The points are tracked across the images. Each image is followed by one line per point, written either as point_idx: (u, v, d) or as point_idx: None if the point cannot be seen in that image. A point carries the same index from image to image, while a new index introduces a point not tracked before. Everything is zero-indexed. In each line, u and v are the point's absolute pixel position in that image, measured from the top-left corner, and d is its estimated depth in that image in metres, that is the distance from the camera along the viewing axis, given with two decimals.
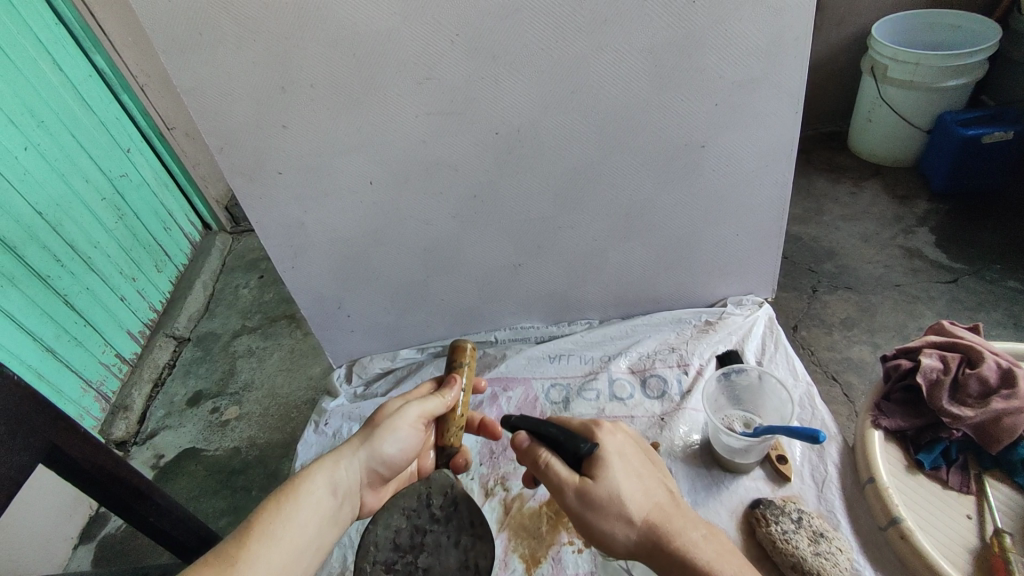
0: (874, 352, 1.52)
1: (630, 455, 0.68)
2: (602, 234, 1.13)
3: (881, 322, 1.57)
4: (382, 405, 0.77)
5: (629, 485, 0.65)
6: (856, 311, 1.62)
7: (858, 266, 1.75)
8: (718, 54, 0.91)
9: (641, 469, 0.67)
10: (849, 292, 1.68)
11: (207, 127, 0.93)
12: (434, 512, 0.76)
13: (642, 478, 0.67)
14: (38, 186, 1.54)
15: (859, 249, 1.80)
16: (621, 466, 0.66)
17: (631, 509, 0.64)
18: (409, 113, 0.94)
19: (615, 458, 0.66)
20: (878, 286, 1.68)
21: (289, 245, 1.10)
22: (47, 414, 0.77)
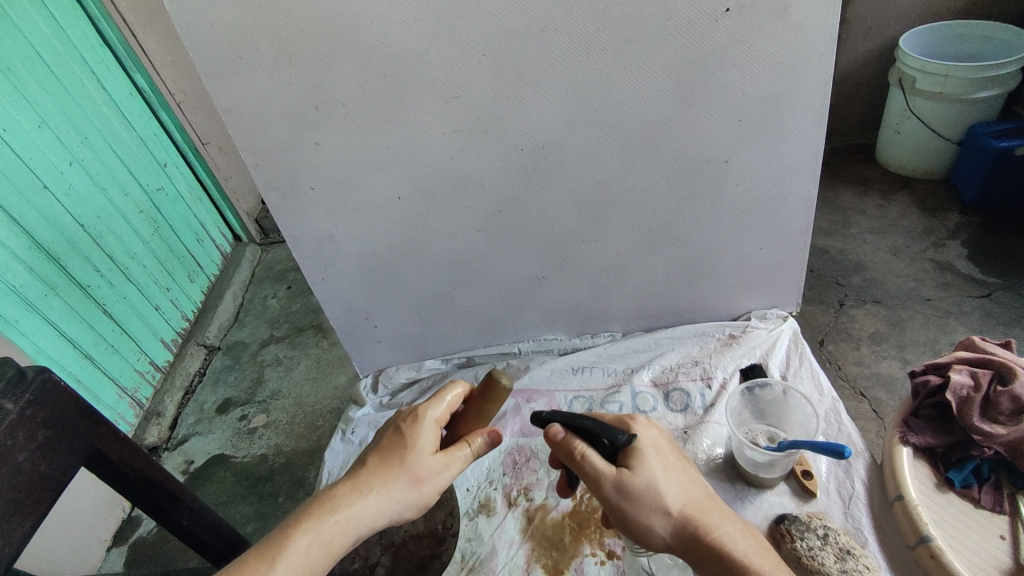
0: (904, 368, 1.49)
1: (665, 448, 0.70)
2: (626, 248, 1.14)
3: (911, 337, 1.55)
4: (423, 460, 0.67)
5: (666, 476, 0.67)
6: (885, 326, 1.60)
7: (886, 279, 1.73)
8: (740, 70, 0.93)
9: (677, 461, 0.69)
10: (878, 306, 1.66)
11: (244, 145, 0.97)
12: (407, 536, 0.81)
13: (677, 471, 0.68)
14: (80, 198, 1.62)
15: (888, 263, 1.78)
16: (657, 457, 0.68)
17: (669, 499, 0.66)
18: (437, 130, 0.97)
19: (650, 450, 0.68)
20: (908, 300, 1.65)
21: (319, 257, 1.13)
22: (87, 419, 0.83)
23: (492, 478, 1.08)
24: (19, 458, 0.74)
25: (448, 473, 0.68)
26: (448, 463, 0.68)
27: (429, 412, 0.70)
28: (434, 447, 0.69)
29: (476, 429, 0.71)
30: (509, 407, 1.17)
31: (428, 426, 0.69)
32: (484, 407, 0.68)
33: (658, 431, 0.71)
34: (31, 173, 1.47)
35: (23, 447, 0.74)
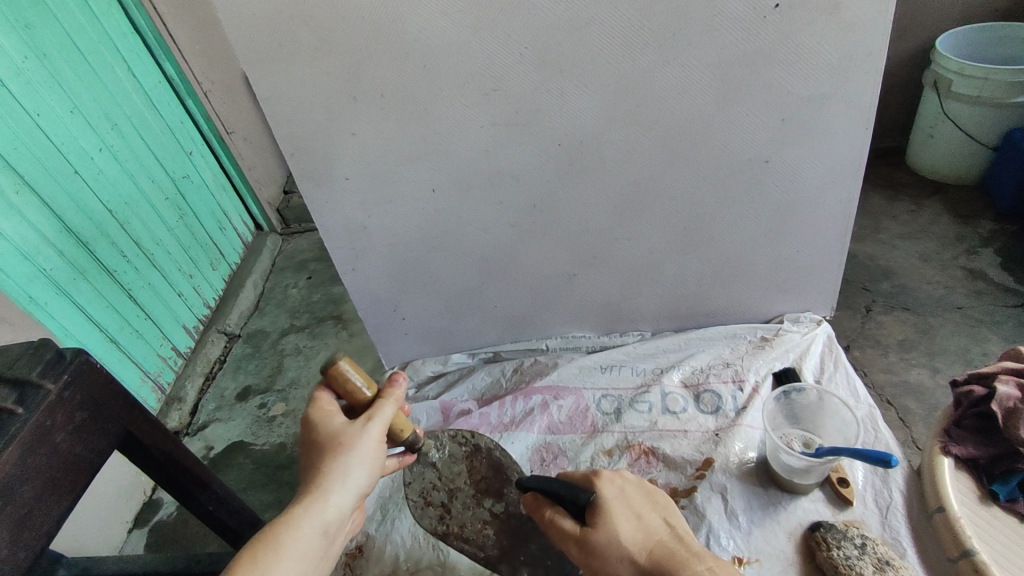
0: (934, 376, 1.46)
1: (632, 499, 0.78)
2: (659, 246, 1.13)
3: (941, 346, 1.52)
4: (342, 431, 0.70)
5: (628, 525, 0.75)
6: (914, 333, 1.57)
7: (916, 286, 1.69)
8: (787, 68, 0.90)
9: (644, 511, 0.77)
10: (907, 313, 1.63)
11: (281, 134, 0.97)
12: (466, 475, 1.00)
13: (641, 517, 0.76)
14: (109, 184, 1.63)
15: (918, 269, 1.74)
16: (620, 508, 0.77)
17: (631, 547, 0.73)
18: (475, 123, 0.96)
19: (614, 501, 0.77)
20: (938, 308, 1.62)
21: (350, 247, 1.13)
22: (122, 403, 0.87)
23: None
24: (58, 439, 0.77)
25: (371, 431, 0.70)
26: (366, 423, 0.70)
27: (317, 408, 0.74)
28: (347, 421, 0.71)
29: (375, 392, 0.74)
30: (536, 403, 1.15)
31: (321, 414, 0.72)
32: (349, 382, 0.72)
33: (624, 484, 0.80)
34: (63, 158, 1.49)
35: (60, 428, 0.78)
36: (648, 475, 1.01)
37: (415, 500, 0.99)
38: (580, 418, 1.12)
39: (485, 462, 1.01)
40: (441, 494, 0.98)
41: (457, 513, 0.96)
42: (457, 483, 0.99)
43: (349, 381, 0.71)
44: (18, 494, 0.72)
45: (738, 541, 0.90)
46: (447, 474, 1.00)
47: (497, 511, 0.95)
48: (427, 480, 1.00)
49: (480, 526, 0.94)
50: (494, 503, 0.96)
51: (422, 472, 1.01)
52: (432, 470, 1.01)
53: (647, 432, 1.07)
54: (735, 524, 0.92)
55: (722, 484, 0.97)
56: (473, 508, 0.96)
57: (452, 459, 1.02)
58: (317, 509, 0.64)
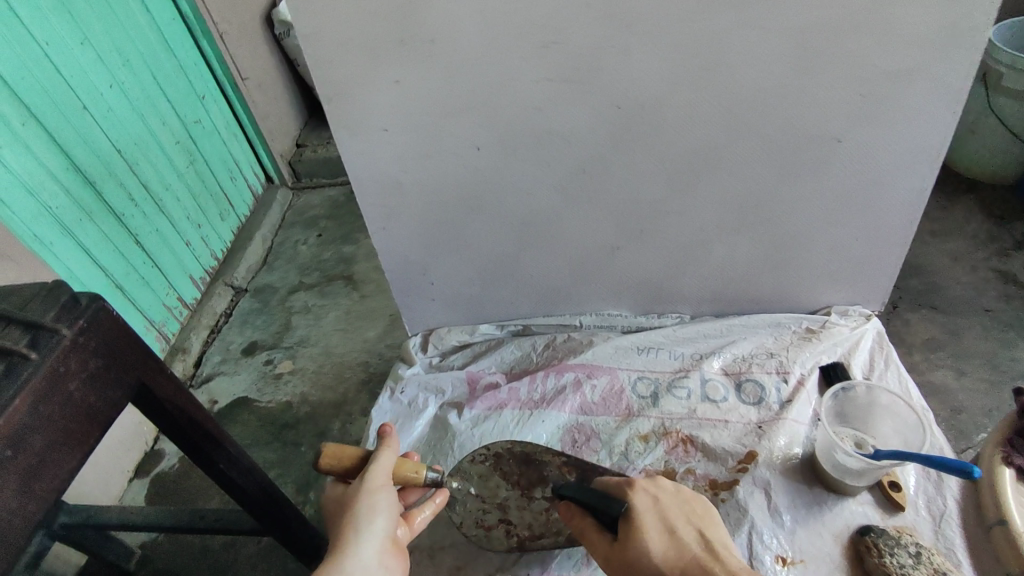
0: (959, 378, 1.42)
1: (667, 511, 0.73)
2: (711, 225, 1.06)
3: (969, 348, 1.47)
4: (345, 493, 0.73)
5: (660, 540, 0.70)
6: (941, 333, 1.52)
7: (945, 285, 1.63)
8: (881, 40, 0.81)
9: (679, 525, 0.72)
10: (934, 312, 1.57)
11: (317, 76, 0.88)
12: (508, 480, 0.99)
13: (675, 532, 0.71)
14: (119, 123, 1.55)
15: (948, 267, 1.68)
16: (654, 521, 0.72)
17: (662, 565, 0.69)
18: (529, 78, 0.88)
19: (646, 513, 0.73)
20: (967, 309, 1.56)
21: (382, 205, 1.06)
22: (139, 353, 0.81)
23: None
24: (71, 388, 0.71)
25: (369, 483, 0.73)
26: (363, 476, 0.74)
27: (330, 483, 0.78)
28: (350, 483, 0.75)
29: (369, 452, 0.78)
30: (568, 381, 1.10)
31: (332, 486, 0.77)
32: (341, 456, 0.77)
33: (659, 493, 0.75)
34: (71, 92, 1.40)
35: (74, 376, 0.71)
36: (687, 465, 0.97)
37: (473, 530, 0.95)
38: (615, 400, 1.07)
39: (517, 461, 1.00)
40: (495, 511, 0.96)
41: (517, 518, 0.95)
42: (502, 495, 0.98)
43: (339, 455, 0.77)
44: (29, 444, 0.66)
45: (782, 540, 0.87)
46: (488, 493, 0.98)
47: (550, 495, 0.96)
48: (472, 509, 0.97)
49: (544, 516, 0.95)
50: (544, 489, 0.97)
51: (464, 504, 0.97)
52: (473, 497, 0.98)
53: (685, 420, 1.02)
54: (779, 522, 0.88)
55: (766, 479, 0.93)
56: (527, 507, 0.96)
57: (484, 476, 1.00)
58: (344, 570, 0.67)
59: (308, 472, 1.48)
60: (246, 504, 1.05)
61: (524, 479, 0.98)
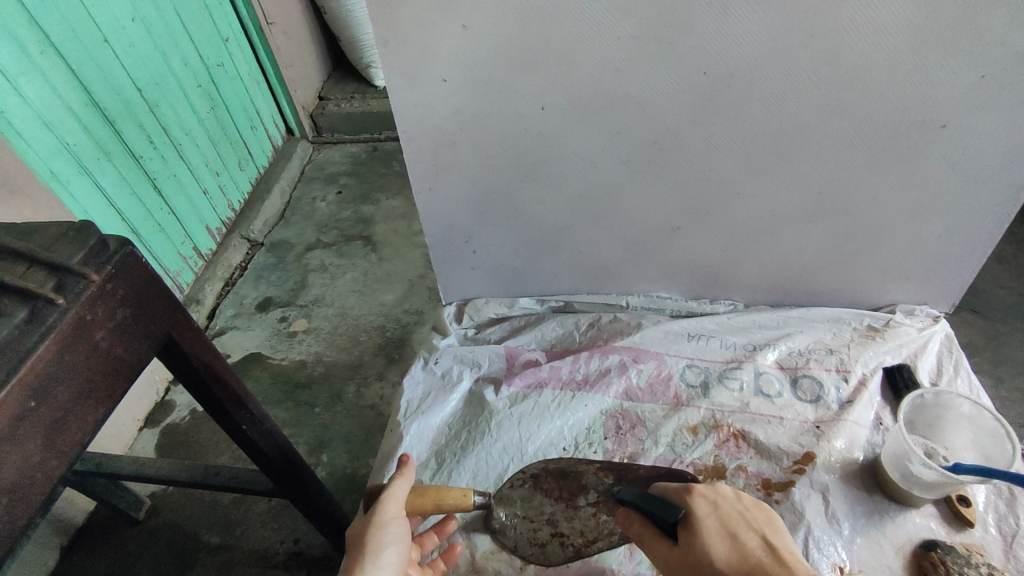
0: (997, 387, 1.36)
1: (729, 518, 0.65)
2: (783, 209, 0.99)
3: (1010, 355, 1.41)
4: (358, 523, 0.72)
5: (721, 546, 0.62)
6: (982, 337, 1.46)
7: (988, 288, 1.56)
8: (1014, 14, 0.73)
9: (742, 531, 0.64)
10: (974, 315, 1.50)
11: (377, 14, 0.80)
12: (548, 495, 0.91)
13: (738, 539, 0.63)
14: (140, 60, 1.46)
15: (991, 269, 1.61)
16: (715, 528, 0.64)
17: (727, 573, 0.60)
18: (611, 33, 0.79)
19: (705, 519, 0.65)
20: (1009, 315, 1.49)
21: (431, 163, 0.99)
22: (166, 304, 0.75)
23: (592, 440, 0.97)
24: (98, 337, 0.65)
25: (384, 514, 0.71)
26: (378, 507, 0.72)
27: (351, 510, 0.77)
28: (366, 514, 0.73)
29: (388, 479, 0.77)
30: (614, 364, 1.05)
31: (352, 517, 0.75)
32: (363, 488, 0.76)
33: (721, 500, 0.67)
34: (93, 23, 1.31)
35: (101, 326, 0.65)
36: (737, 461, 0.92)
37: (529, 550, 0.86)
38: (662, 386, 1.02)
39: (554, 476, 0.93)
40: (546, 528, 0.89)
41: (569, 529, 0.88)
42: (548, 510, 0.90)
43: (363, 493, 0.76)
44: (52, 395, 0.60)
45: (839, 547, 0.82)
46: (533, 512, 0.90)
47: (595, 500, 0.90)
48: (523, 530, 0.88)
49: (594, 520, 0.88)
50: (588, 495, 0.91)
51: (514, 528, 0.88)
52: (521, 518, 0.89)
53: (738, 414, 0.96)
54: (836, 529, 0.83)
55: (824, 484, 0.87)
56: (574, 516, 0.89)
57: (526, 497, 0.91)
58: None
59: (319, 434, 1.42)
60: (264, 466, 1.00)
61: (565, 490, 0.92)
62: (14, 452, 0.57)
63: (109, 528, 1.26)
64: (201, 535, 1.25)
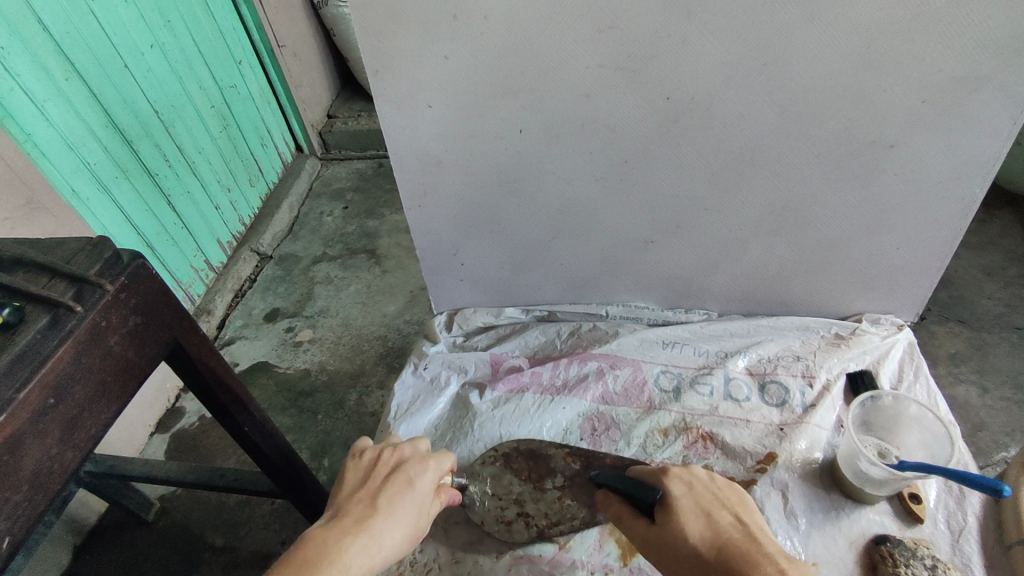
0: (982, 396, 1.40)
1: (704, 497, 0.67)
2: (748, 224, 1.05)
3: (994, 364, 1.45)
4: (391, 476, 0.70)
5: (694, 523, 0.65)
6: (967, 347, 1.50)
7: (974, 299, 1.61)
8: (948, 44, 0.79)
9: (715, 509, 0.66)
10: (961, 326, 1.55)
11: (367, 47, 0.88)
12: (521, 475, 0.98)
13: (711, 515, 0.66)
14: (157, 83, 1.56)
15: (978, 281, 1.65)
16: (688, 506, 0.67)
17: (700, 551, 0.63)
18: (581, 63, 0.87)
19: (681, 498, 0.67)
20: (996, 325, 1.54)
21: (420, 182, 1.07)
22: (174, 312, 0.82)
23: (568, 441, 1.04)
24: (111, 342, 0.73)
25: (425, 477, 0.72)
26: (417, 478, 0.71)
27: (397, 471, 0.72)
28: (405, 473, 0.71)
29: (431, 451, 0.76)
30: (591, 370, 1.11)
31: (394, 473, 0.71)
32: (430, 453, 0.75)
33: (694, 478, 0.69)
34: (114, 49, 1.41)
35: (115, 331, 0.73)
36: (704, 461, 0.97)
37: (495, 526, 0.93)
38: (636, 391, 1.08)
39: (524, 457, 0.99)
40: (512, 507, 0.95)
41: (534, 509, 0.94)
42: (516, 491, 0.97)
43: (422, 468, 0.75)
44: (70, 394, 0.68)
45: (796, 542, 0.87)
46: (502, 490, 0.97)
47: (561, 484, 0.95)
48: (491, 509, 0.95)
49: (558, 503, 0.94)
50: (554, 479, 0.96)
51: (481, 504, 0.95)
52: (489, 495, 0.96)
53: (707, 417, 1.02)
54: (794, 525, 0.89)
55: (784, 482, 0.93)
56: (541, 497, 0.95)
57: (496, 476, 0.98)
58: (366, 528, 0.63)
59: (321, 439, 1.49)
60: (265, 465, 1.08)
61: (532, 471, 0.98)
62: (34, 444, 0.64)
63: (121, 528, 1.34)
64: (207, 537, 1.32)
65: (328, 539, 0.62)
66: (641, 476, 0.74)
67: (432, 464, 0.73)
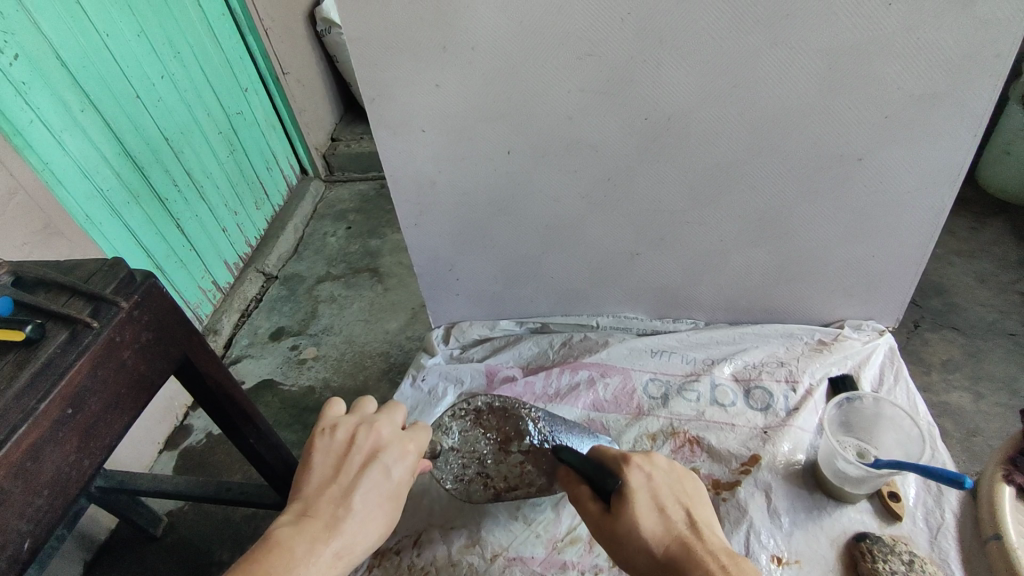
0: (976, 402, 1.42)
1: (659, 491, 0.71)
2: (730, 236, 1.10)
3: (987, 370, 1.47)
4: (366, 470, 0.68)
5: (648, 517, 0.69)
6: (960, 354, 1.52)
7: (967, 306, 1.63)
8: (905, 63, 0.84)
9: (669, 504, 0.70)
10: (954, 333, 1.58)
11: (363, 78, 0.94)
12: (489, 434, 1.01)
13: (664, 510, 0.69)
14: (167, 112, 1.64)
15: (971, 289, 1.68)
16: (645, 499, 0.70)
17: (650, 542, 0.67)
18: (563, 87, 0.93)
19: (640, 491, 0.71)
20: (988, 332, 1.56)
21: (415, 202, 1.13)
22: (183, 328, 0.87)
23: None
24: (125, 356, 0.78)
25: (399, 468, 0.70)
26: (392, 472, 0.69)
27: (374, 460, 0.69)
28: (380, 465, 0.69)
29: (409, 437, 0.73)
30: (582, 379, 1.15)
31: (369, 463, 0.69)
32: (408, 439, 0.73)
33: (653, 472, 0.73)
34: (127, 81, 1.49)
35: (128, 346, 0.78)
36: (691, 464, 1.01)
37: (455, 484, 1.00)
38: (626, 398, 1.12)
39: (496, 416, 1.01)
40: (474, 466, 1.00)
41: (495, 470, 1.00)
42: (480, 449, 1.01)
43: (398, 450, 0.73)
44: (87, 405, 0.73)
45: (779, 541, 0.90)
46: (467, 446, 1.01)
47: (526, 448, 0.99)
48: (453, 465, 1.00)
49: (519, 468, 0.99)
50: (520, 443, 0.99)
51: (445, 461, 1.00)
52: (453, 451, 1.00)
53: (694, 422, 1.06)
54: (778, 524, 0.92)
55: (767, 483, 0.96)
56: (504, 459, 1.00)
57: (465, 430, 1.01)
58: (338, 535, 0.63)
59: None
60: (269, 475, 1.12)
61: (501, 431, 1.01)
62: (53, 452, 0.69)
63: (131, 543, 1.38)
64: (215, 551, 1.35)
65: (299, 548, 0.61)
66: (599, 459, 0.76)
67: (410, 452, 0.72)
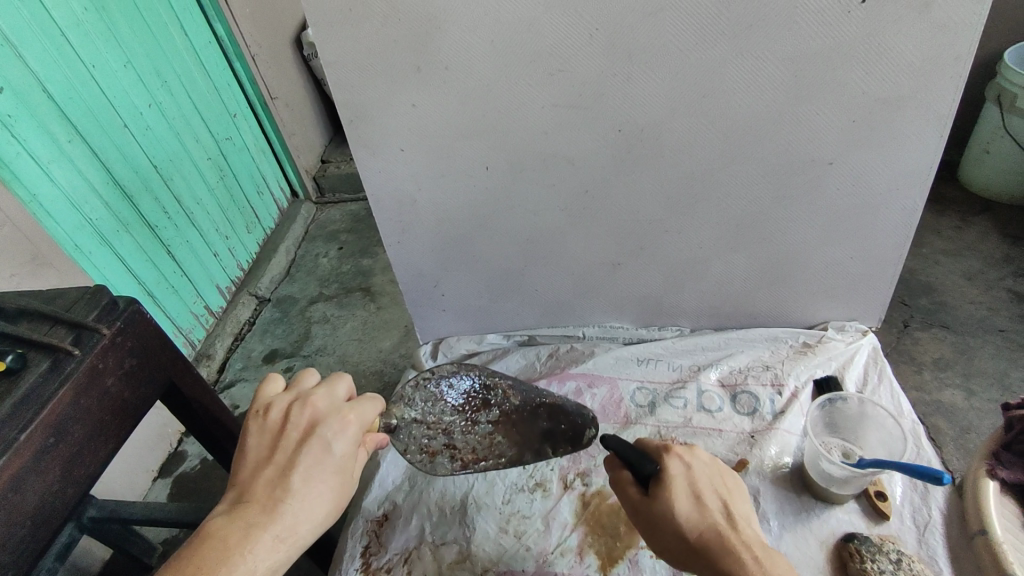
0: (969, 399, 1.42)
1: (697, 480, 0.70)
2: (709, 242, 1.11)
3: (979, 367, 1.48)
4: (302, 450, 0.65)
5: (686, 503, 0.68)
6: (951, 352, 1.53)
7: (957, 304, 1.64)
8: (869, 68, 0.86)
9: (706, 492, 0.69)
10: (944, 331, 1.58)
11: (340, 100, 0.96)
12: (456, 405, 0.97)
13: (702, 497, 0.68)
14: (156, 140, 1.65)
15: (961, 287, 1.69)
16: (683, 485, 0.69)
17: (683, 526, 0.67)
18: (537, 103, 0.94)
19: (679, 479, 0.70)
20: (979, 328, 1.57)
21: (397, 221, 1.14)
22: (167, 353, 0.88)
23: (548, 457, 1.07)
24: (108, 383, 0.78)
25: (341, 441, 0.68)
26: (333, 446, 0.67)
27: (309, 437, 0.66)
28: (318, 441, 0.66)
29: (350, 408, 0.70)
30: (570, 390, 1.16)
31: (305, 441, 0.66)
32: (349, 411, 0.70)
33: (696, 462, 0.71)
34: (114, 111, 1.50)
35: (111, 373, 0.78)
36: None
37: (418, 456, 0.91)
38: (614, 408, 1.12)
39: (465, 387, 0.99)
40: (439, 437, 0.93)
41: (462, 442, 0.94)
42: (446, 420, 0.94)
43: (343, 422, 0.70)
44: (70, 433, 0.72)
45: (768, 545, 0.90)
46: (433, 418, 0.94)
47: (495, 419, 0.98)
48: (416, 436, 0.91)
49: (488, 439, 0.96)
50: (489, 413, 0.98)
51: (407, 431, 0.90)
52: (418, 420, 0.92)
53: (681, 428, 1.06)
54: (767, 528, 0.92)
55: (755, 487, 0.96)
56: (471, 431, 0.96)
57: (428, 399, 0.95)
58: (275, 520, 0.62)
59: None
60: None
61: (470, 402, 0.98)
62: (36, 481, 0.69)
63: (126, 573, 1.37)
64: None
65: (234, 535, 0.60)
66: (643, 446, 0.75)
67: (351, 423, 0.69)
